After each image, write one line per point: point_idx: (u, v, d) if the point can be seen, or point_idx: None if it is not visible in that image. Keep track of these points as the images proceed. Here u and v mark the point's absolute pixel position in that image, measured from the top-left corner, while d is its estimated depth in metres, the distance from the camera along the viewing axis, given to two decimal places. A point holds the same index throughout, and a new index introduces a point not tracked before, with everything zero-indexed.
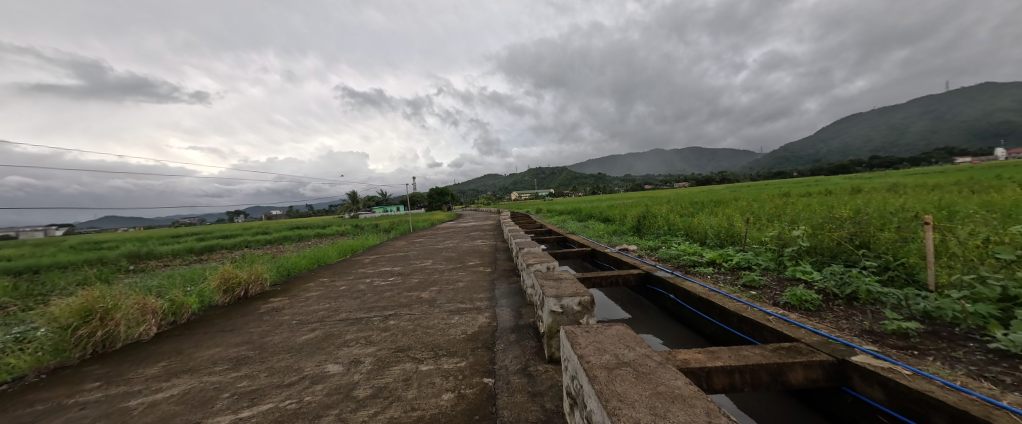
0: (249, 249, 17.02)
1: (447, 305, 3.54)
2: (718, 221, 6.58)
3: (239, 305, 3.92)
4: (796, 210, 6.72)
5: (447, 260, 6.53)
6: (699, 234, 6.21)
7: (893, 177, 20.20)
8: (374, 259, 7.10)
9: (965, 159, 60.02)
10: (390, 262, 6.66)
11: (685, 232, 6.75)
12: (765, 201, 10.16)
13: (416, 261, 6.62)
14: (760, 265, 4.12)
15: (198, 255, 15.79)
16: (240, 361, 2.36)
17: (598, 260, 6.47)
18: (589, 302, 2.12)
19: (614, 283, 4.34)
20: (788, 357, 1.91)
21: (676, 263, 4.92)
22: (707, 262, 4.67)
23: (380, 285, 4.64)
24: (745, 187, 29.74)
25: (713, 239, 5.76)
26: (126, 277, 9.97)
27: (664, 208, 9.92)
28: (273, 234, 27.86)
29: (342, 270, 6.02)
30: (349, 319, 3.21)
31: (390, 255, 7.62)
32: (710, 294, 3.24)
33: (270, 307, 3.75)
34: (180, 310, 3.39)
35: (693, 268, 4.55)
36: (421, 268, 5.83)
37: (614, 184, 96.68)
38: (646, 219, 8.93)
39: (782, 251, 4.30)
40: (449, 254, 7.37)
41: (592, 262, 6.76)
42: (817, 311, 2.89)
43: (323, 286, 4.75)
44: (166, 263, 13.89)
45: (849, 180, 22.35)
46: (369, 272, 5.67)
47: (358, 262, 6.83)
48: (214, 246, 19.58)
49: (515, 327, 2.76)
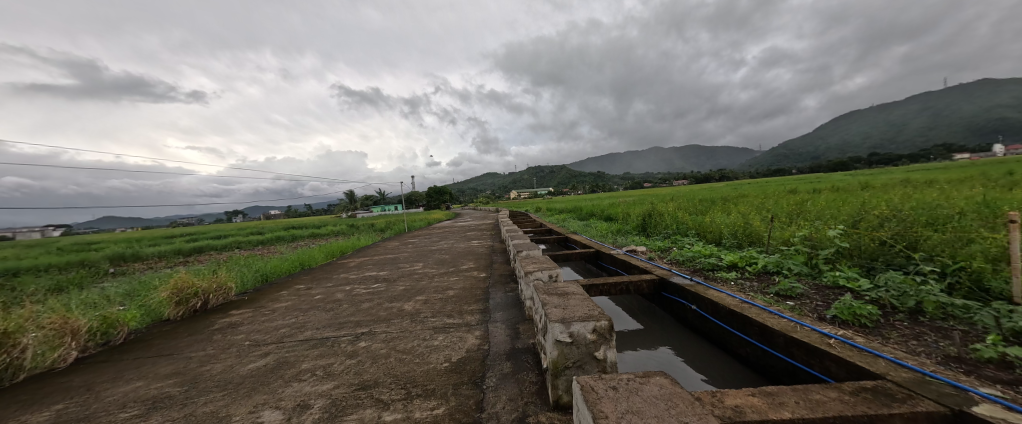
0: (238, 251, 16.45)
1: (431, 320, 3.01)
2: (733, 220, 6.07)
3: (193, 319, 3.39)
4: (817, 207, 6.20)
5: (439, 264, 5.99)
6: (713, 234, 5.69)
7: (900, 174, 19.71)
8: (362, 262, 6.57)
9: (967, 155, 59.53)
10: (377, 265, 6.13)
11: (696, 232, 6.26)
12: (777, 198, 9.65)
13: (406, 264, 6.09)
14: (792, 269, 3.61)
15: (185, 257, 15.24)
16: (156, 404, 1.83)
17: (604, 263, 5.95)
18: (606, 328, 1.59)
19: (624, 290, 3.82)
20: (881, 407, 1.39)
21: (692, 267, 4.42)
22: (727, 266, 4.16)
23: (360, 294, 4.10)
24: (746, 184, 29.26)
25: (730, 239, 5.26)
26: (103, 282, 9.44)
27: (670, 206, 9.41)
28: (267, 234, 27.30)
29: (324, 274, 5.49)
30: (312, 339, 2.68)
31: (379, 258, 7.08)
32: (743, 306, 2.72)
33: (227, 322, 3.22)
34: (113, 328, 2.89)
35: (712, 273, 4.05)
36: (409, 273, 5.29)
37: (613, 182, 96.38)
38: (653, 218, 8.42)
39: (814, 253, 3.80)
40: (442, 256, 6.85)
41: (597, 265, 6.26)
42: (877, 329, 2.37)
43: (296, 295, 4.22)
44: (150, 265, 13.34)
45: (855, 177, 21.83)
46: (353, 277, 5.14)
47: (343, 266, 6.29)
48: (204, 247, 19.06)
49: (511, 352, 2.24)
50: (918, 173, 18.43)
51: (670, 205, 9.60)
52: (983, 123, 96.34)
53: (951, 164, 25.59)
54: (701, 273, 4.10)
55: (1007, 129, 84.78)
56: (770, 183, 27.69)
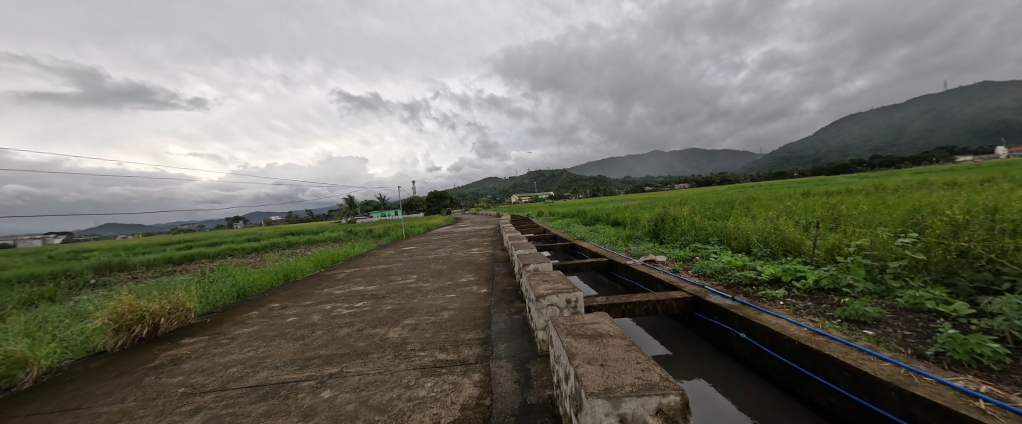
0: (229, 259, 15.83)
1: (420, 354, 2.42)
2: (760, 225, 5.50)
3: (131, 353, 2.79)
4: (852, 211, 5.63)
5: (435, 276, 5.39)
6: (741, 242, 5.11)
7: (910, 175, 19.19)
8: (351, 274, 5.98)
9: (970, 157, 59.24)
10: (367, 278, 5.54)
11: (720, 239, 5.69)
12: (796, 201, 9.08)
13: (399, 276, 5.50)
14: (853, 286, 3.02)
15: (173, 266, 14.62)
16: None
17: (619, 274, 5.38)
18: (678, 409, 1.01)
19: (651, 311, 3.23)
20: None
21: (724, 281, 3.84)
22: (769, 281, 3.58)
23: (340, 315, 3.50)
24: (750, 187, 28.74)
25: (762, 249, 4.69)
26: (78, 295, 8.83)
27: (683, 210, 8.84)
28: (263, 241, 26.70)
29: (306, 289, 4.90)
30: (265, 384, 2.09)
31: (370, 269, 6.48)
32: (817, 338, 2.12)
33: (170, 357, 2.65)
34: (19, 369, 2.31)
35: (751, 289, 3.47)
36: (401, 287, 4.71)
37: (614, 186, 95.97)
38: (666, 223, 7.86)
39: (876, 266, 3.21)
40: (439, 266, 6.26)
41: (610, 276, 5.68)
42: (1011, 375, 1.76)
43: (266, 316, 3.61)
44: (135, 275, 12.74)
45: (862, 179, 21.36)
46: (337, 293, 4.55)
47: (329, 278, 5.69)
48: (196, 255, 18.41)
49: (522, 412, 1.65)
50: (929, 175, 17.96)
51: (683, 208, 9.04)
52: (984, 125, 96.06)
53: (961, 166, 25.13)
54: (738, 289, 3.51)
55: (1009, 131, 84.48)
56: (775, 185, 27.22)
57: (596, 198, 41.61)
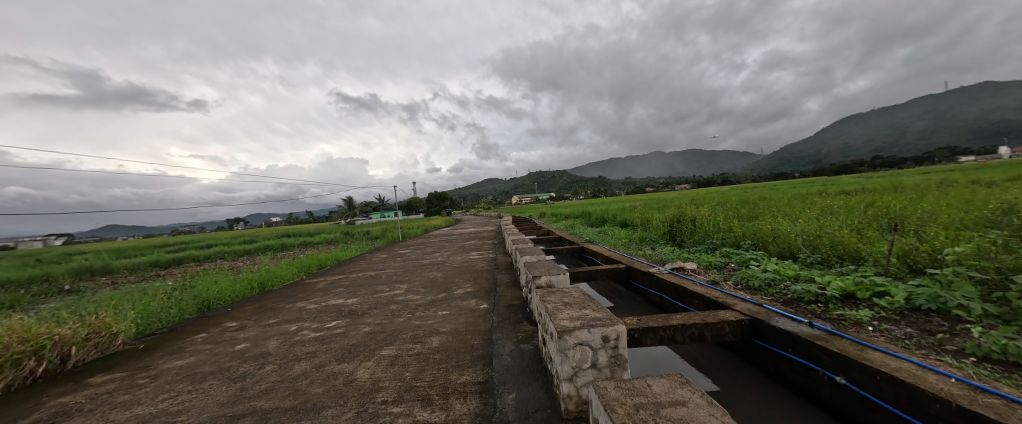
0: (217, 262, 15.10)
1: (393, 412, 1.71)
2: (802, 226, 4.81)
3: (11, 401, 2.09)
4: (906, 211, 4.96)
5: (428, 286, 4.69)
6: (782, 246, 4.44)
7: (924, 175, 18.58)
8: (333, 283, 5.29)
9: (975, 157, 58.59)
10: (351, 288, 4.85)
11: (754, 241, 5.01)
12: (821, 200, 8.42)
13: (387, 286, 4.79)
14: (966, 308, 2.32)
15: (157, 271, 13.90)
16: None
17: (639, 284, 4.68)
18: None
19: (697, 337, 2.54)
20: None
21: (777, 295, 3.16)
22: (838, 297, 2.89)
23: (303, 341, 2.79)
24: (756, 187, 28.14)
25: (811, 255, 4.02)
26: (41, 304, 8.09)
27: (700, 209, 8.15)
28: (256, 243, 25.98)
29: (275, 303, 4.18)
30: None
31: (357, 276, 5.76)
32: (984, 398, 1.41)
33: (52, 411, 1.94)
34: None
35: (819, 307, 2.79)
36: (386, 301, 4.00)
37: (615, 187, 95.44)
38: (684, 225, 7.18)
39: (987, 280, 2.50)
40: (434, 273, 5.56)
41: (630, 285, 4.97)
42: None
43: (212, 342, 2.90)
44: (116, 280, 12.00)
45: (873, 179, 20.77)
46: (311, 308, 3.85)
47: (306, 288, 4.97)
48: (185, 258, 17.70)
49: None
50: (943, 174, 17.39)
51: (700, 208, 8.36)
52: (987, 125, 95.52)
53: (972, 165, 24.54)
54: (803, 308, 2.81)
55: (1013, 131, 83.88)
56: (781, 185, 26.69)
57: (598, 199, 41.07)
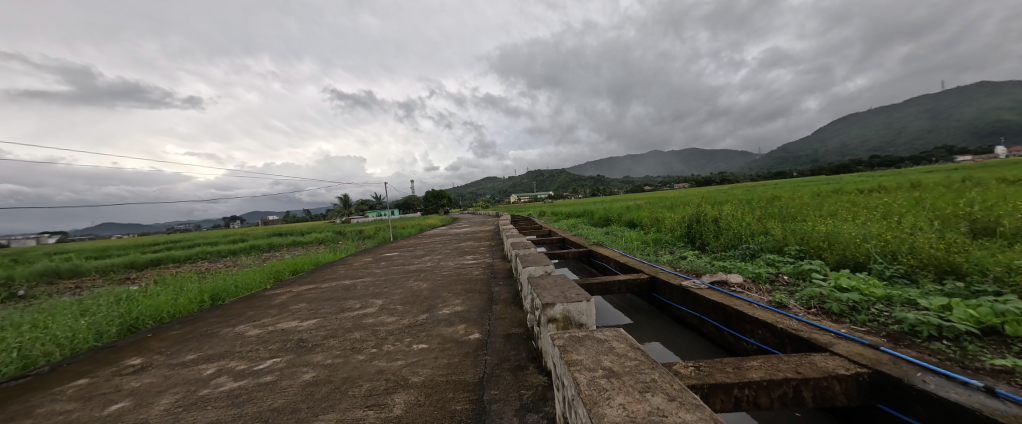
0: (196, 264, 14.17)
1: None
2: (862, 229, 4.01)
3: None
4: (982, 210, 4.17)
5: (408, 301, 3.81)
6: (844, 255, 3.63)
7: (936, 174, 17.93)
8: (297, 296, 4.40)
9: (972, 157, 58.54)
10: (315, 303, 3.96)
11: (802, 247, 4.20)
12: (855, 198, 7.61)
13: (359, 302, 3.90)
14: None
15: (129, 273, 12.98)
16: None
17: (666, 299, 3.84)
18: None
19: (789, 399, 1.69)
20: None
21: (873, 325, 2.32)
22: (972, 332, 2.05)
23: (209, 399, 1.93)
24: (760, 186, 27.48)
25: (889, 268, 3.20)
26: None
27: (721, 208, 7.33)
28: (244, 243, 25.00)
29: (211, 326, 3.29)
30: None
31: (328, 287, 4.87)
32: None
33: None
34: None
35: (950, 349, 1.95)
36: (351, 324, 3.12)
37: (614, 186, 95.00)
38: (706, 226, 6.38)
39: None
40: (419, 283, 4.69)
41: (653, 298, 4.13)
42: None
43: (82, 399, 2.02)
44: (79, 285, 11.03)
45: (883, 178, 20.08)
46: (251, 336, 2.96)
47: (261, 303, 4.08)
48: (164, 260, 16.72)
49: None
50: (956, 173, 16.76)
51: (720, 207, 7.56)
52: (985, 124, 95.60)
53: (979, 164, 24.00)
54: (929, 351, 1.96)
55: (1010, 130, 83.83)
56: (785, 184, 26.08)
57: (597, 198, 40.39)
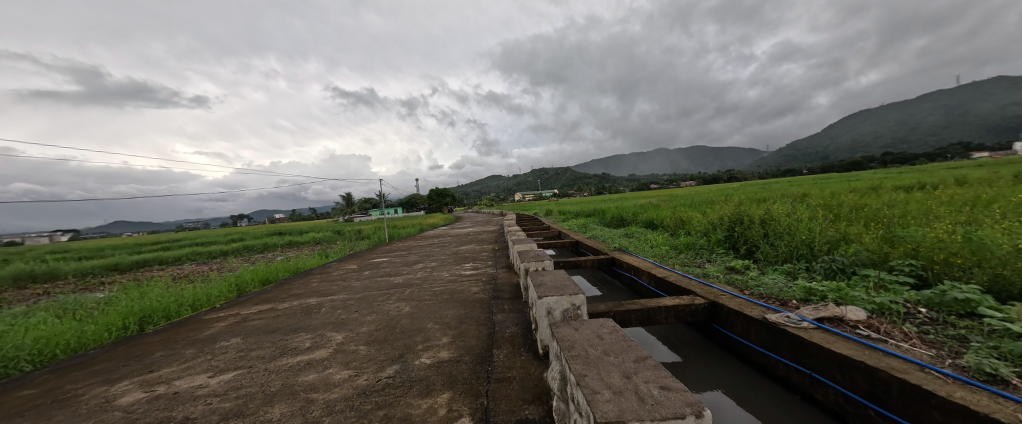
0: (179, 267, 13.30)
1: None
2: (1014, 238, 2.87)
3: None
4: None
5: (377, 338, 2.75)
6: (1009, 277, 2.48)
7: (968, 170, 16.78)
8: (240, 323, 3.38)
9: (991, 154, 56.60)
10: (251, 339, 2.90)
11: (920, 264, 3.05)
12: (923, 196, 6.47)
13: (310, 337, 2.83)
14: None
15: (108, 277, 12.08)
16: None
17: (738, 337, 2.72)
18: None
19: None
20: None
21: None
22: None
23: None
24: (778, 183, 26.08)
25: None
26: None
27: (766, 207, 6.21)
28: (239, 243, 24.18)
29: (85, 382, 2.27)
30: None
31: (285, 309, 3.81)
32: None
33: None
34: None
35: None
36: (276, 386, 2.05)
37: (619, 184, 93.69)
38: (755, 229, 5.27)
39: None
40: (399, 306, 3.63)
41: (714, 331, 3.01)
42: None
43: None
44: (49, 290, 10.14)
45: (914, 174, 18.74)
46: (117, 408, 1.90)
47: (184, 337, 3.05)
48: (151, 261, 15.90)
49: None
50: (1001, 167, 15.38)
51: (763, 206, 6.41)
52: (1005, 118, 92.46)
53: (1007, 161, 22.73)
54: None
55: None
56: (804, 181, 24.76)
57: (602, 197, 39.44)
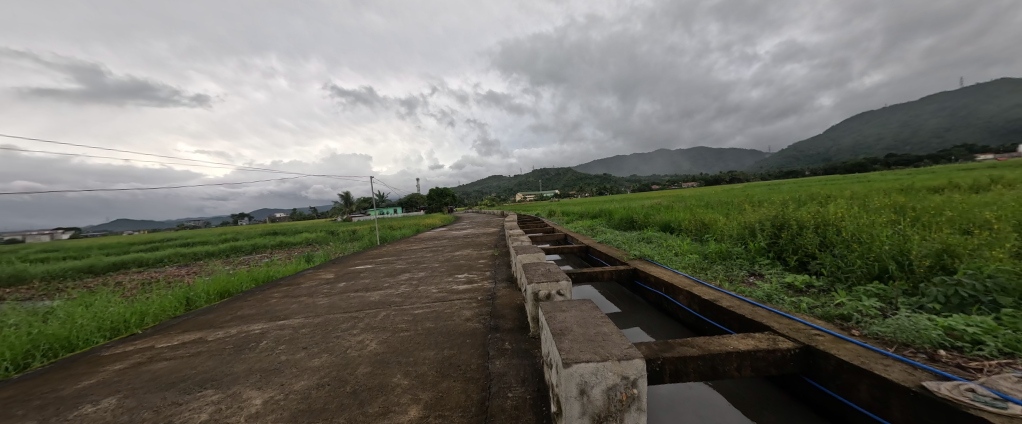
0: (156, 270, 12.35)
1: None
2: None
3: None
4: None
5: (311, 406, 1.81)
6: None
7: (988, 172, 16.05)
8: (138, 367, 2.45)
9: (997, 156, 55.78)
10: (129, 402, 1.96)
11: None
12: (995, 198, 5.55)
13: (213, 403, 1.89)
14: None
15: (75, 281, 11.15)
16: None
17: (865, 410, 1.78)
18: None
19: None
20: None
21: None
22: None
23: None
24: (787, 184, 25.27)
25: None
26: None
27: (813, 210, 5.28)
28: (227, 244, 23.11)
29: None
30: None
31: (215, 342, 2.88)
32: None
33: None
34: None
35: None
36: None
37: (620, 185, 92.81)
38: (809, 237, 4.34)
39: None
40: (363, 341, 2.69)
41: (813, 391, 2.07)
42: None
43: None
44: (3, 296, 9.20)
45: (931, 176, 17.97)
46: None
47: (42, 394, 2.11)
48: (132, 263, 14.98)
49: None
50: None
51: (809, 208, 5.48)
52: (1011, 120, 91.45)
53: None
54: None
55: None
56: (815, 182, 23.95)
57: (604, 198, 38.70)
